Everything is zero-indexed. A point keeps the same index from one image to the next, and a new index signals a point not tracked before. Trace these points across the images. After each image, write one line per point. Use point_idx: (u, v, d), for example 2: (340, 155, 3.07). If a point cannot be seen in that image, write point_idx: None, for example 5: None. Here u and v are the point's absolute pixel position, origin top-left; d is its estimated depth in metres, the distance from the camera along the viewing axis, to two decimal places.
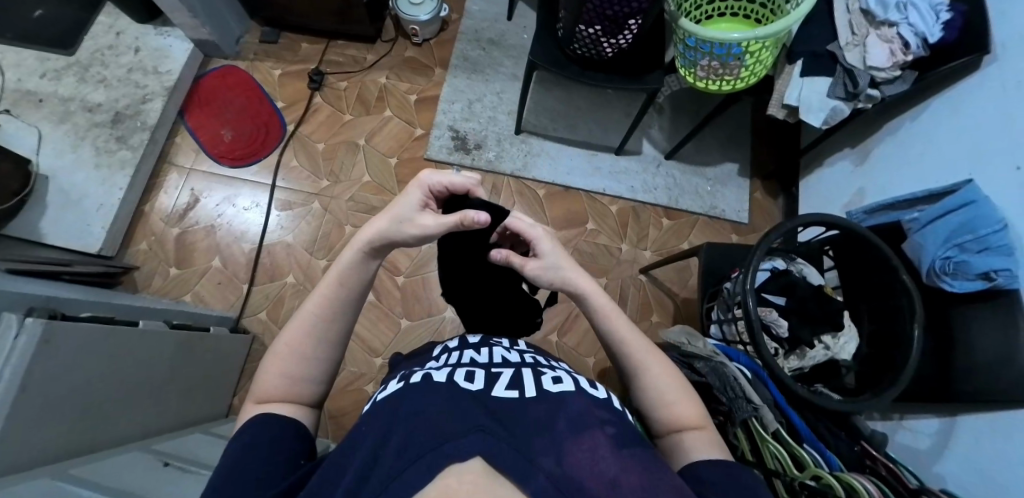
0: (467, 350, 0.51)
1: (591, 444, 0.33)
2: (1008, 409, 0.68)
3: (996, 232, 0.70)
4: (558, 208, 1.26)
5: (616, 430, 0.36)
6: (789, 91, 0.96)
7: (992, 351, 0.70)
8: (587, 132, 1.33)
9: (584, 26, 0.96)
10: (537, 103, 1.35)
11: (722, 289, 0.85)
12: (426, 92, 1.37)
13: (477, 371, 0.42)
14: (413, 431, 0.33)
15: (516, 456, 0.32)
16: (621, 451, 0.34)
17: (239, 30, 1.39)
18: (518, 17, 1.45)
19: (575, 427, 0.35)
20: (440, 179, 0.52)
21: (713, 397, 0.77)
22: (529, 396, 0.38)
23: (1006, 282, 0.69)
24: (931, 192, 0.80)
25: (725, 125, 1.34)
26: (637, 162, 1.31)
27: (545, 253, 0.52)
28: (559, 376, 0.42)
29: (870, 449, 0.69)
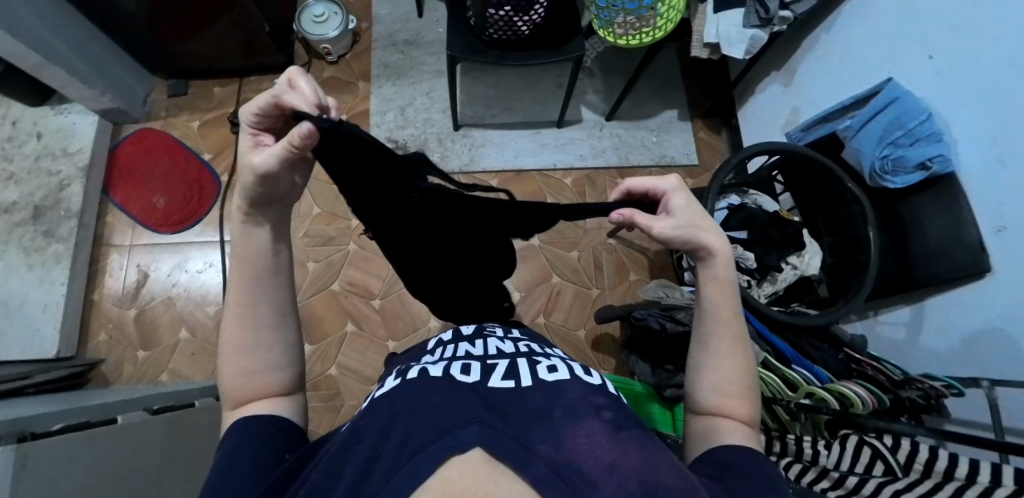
0: (462, 343, 0.51)
1: (588, 428, 0.33)
2: (966, 285, 0.72)
3: (923, 122, 0.73)
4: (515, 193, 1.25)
5: (614, 413, 0.36)
6: (707, 29, 0.98)
7: (941, 236, 0.73)
8: (526, 112, 1.32)
9: (495, 9, 0.94)
10: (469, 94, 1.32)
11: None
12: (355, 109, 1.33)
13: (473, 364, 0.42)
14: (412, 426, 0.32)
15: (515, 444, 0.30)
16: (619, 432, 0.33)
17: (144, 88, 1.31)
18: (429, 12, 1.41)
19: (572, 414, 0.34)
20: (249, 108, 0.37)
21: None
22: (526, 386, 0.38)
23: (942, 168, 0.72)
24: (857, 98, 0.82)
25: (656, 74, 1.35)
26: (580, 130, 1.31)
27: (676, 208, 0.43)
28: (555, 365, 0.43)
29: (854, 353, 0.73)
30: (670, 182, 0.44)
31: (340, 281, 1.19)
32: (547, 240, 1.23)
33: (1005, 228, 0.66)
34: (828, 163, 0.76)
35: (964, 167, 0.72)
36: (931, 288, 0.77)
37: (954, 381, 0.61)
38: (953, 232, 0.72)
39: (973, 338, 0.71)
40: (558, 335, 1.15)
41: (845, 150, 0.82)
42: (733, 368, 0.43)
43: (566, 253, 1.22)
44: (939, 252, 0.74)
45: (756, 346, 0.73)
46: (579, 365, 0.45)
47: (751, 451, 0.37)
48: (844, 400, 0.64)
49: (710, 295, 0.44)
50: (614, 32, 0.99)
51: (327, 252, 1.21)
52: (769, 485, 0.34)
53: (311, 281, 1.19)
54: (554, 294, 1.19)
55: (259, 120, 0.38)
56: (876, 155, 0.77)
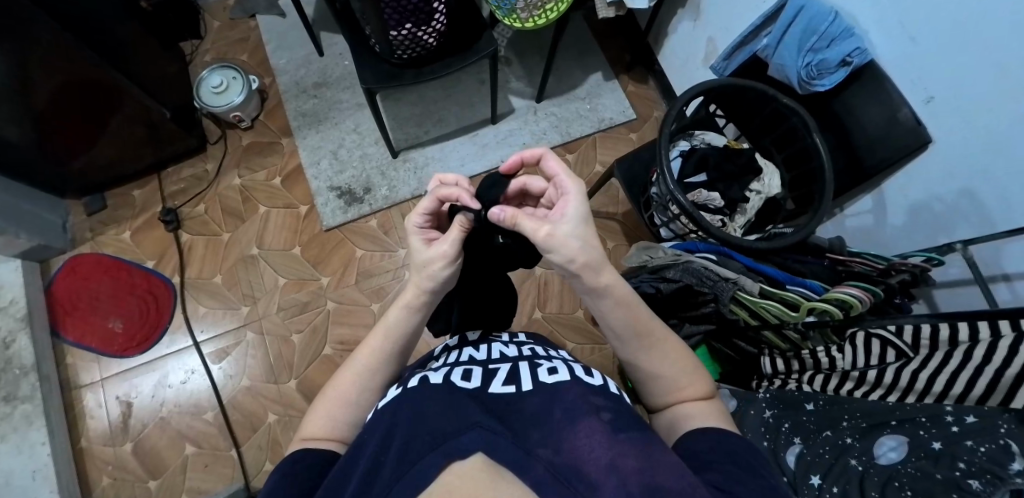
0: (466, 348, 0.52)
1: (587, 429, 0.34)
2: (915, 158, 0.75)
3: (833, 22, 0.75)
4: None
5: (613, 414, 0.37)
6: None
7: (877, 121, 0.76)
8: (457, 118, 1.30)
9: (396, 30, 0.91)
10: (396, 117, 1.29)
11: (652, 196, 0.87)
12: (288, 167, 1.27)
13: (474, 369, 0.44)
14: (414, 433, 0.34)
15: (515, 449, 0.33)
16: (617, 435, 0.34)
17: (59, 216, 1.22)
18: (329, 47, 1.36)
19: (571, 415, 0.36)
20: (420, 213, 0.50)
21: (693, 295, 0.79)
22: (526, 390, 0.41)
23: (862, 59, 0.75)
24: (767, 15, 0.84)
25: (570, 43, 1.35)
26: (515, 120, 1.30)
27: (569, 211, 0.43)
28: (556, 367, 0.44)
29: (837, 256, 0.74)
30: (574, 185, 0.45)
31: (331, 343, 1.15)
32: None
33: (933, 98, 0.69)
34: (756, 87, 0.78)
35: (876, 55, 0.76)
36: (886, 171, 0.80)
37: (930, 254, 0.64)
38: (886, 117, 0.75)
39: (930, 209, 0.75)
40: (559, 326, 1.16)
41: (770, 64, 0.83)
42: (673, 362, 0.46)
43: None
44: (875, 138, 0.77)
45: (750, 280, 0.73)
46: (582, 365, 0.46)
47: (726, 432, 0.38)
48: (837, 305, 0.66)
49: (618, 319, 0.46)
50: (518, 18, 0.98)
51: (307, 318, 1.17)
52: (755, 472, 0.33)
53: (300, 353, 1.15)
54: (543, 284, 1.19)
55: (426, 221, 0.50)
56: (801, 64, 0.78)
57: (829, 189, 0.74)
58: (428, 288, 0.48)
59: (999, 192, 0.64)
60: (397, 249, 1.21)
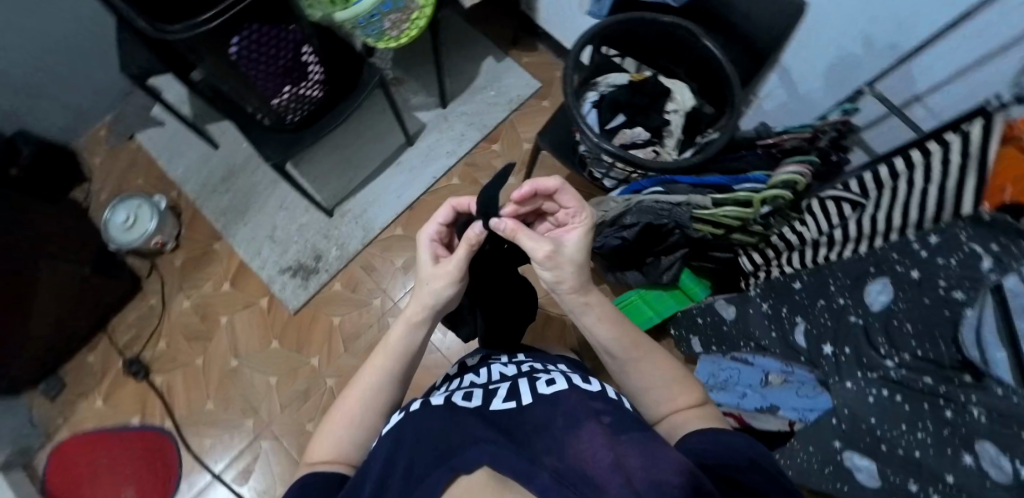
0: (466, 375, 0.57)
1: (589, 432, 0.37)
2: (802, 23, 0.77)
3: None
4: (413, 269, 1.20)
5: (613, 418, 0.40)
6: None
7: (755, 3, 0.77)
8: (374, 153, 1.27)
9: (278, 97, 0.91)
10: (316, 175, 1.25)
11: (583, 154, 0.87)
12: (231, 268, 1.22)
13: (477, 392, 0.49)
14: (420, 452, 0.37)
15: (522, 462, 0.32)
16: (619, 436, 0.37)
17: (21, 414, 1.14)
18: (220, 136, 1.31)
19: (574, 420, 0.39)
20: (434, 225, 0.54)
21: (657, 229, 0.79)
22: (526, 402, 0.45)
23: None
24: None
25: (451, 40, 1.34)
26: (431, 133, 1.29)
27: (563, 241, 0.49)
28: (553, 378, 0.50)
29: (767, 141, 0.76)
30: None
31: None
32: None
33: None
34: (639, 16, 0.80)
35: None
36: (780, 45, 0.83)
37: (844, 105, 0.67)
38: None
39: (833, 63, 0.78)
40: (552, 305, 1.18)
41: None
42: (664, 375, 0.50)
43: None
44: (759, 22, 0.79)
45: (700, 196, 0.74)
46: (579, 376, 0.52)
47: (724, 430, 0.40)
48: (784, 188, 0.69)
49: (605, 337, 0.51)
50: (389, 37, 0.96)
51: (313, 403, 1.14)
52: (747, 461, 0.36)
53: None
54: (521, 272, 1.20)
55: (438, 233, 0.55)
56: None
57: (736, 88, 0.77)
58: (426, 306, 0.52)
59: (885, 24, 0.66)
60: (371, 301, 1.18)
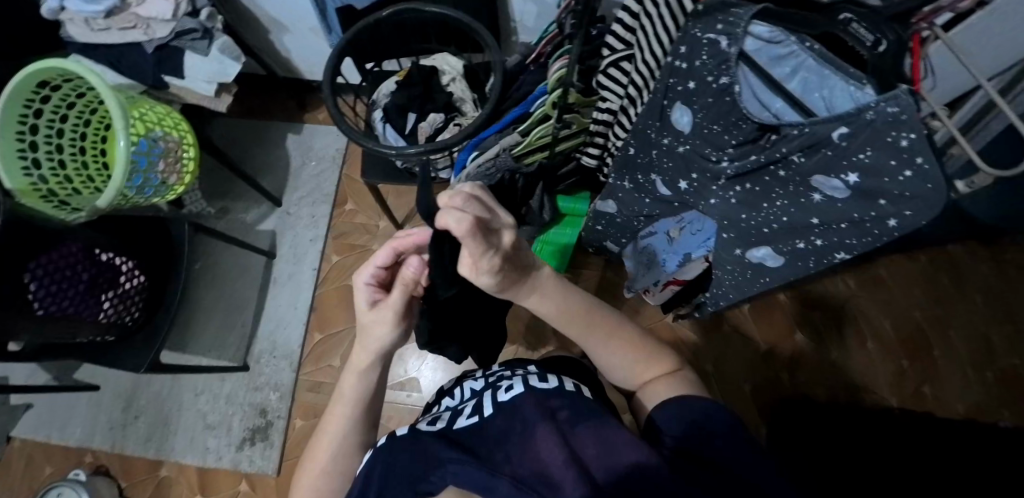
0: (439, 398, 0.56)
1: (545, 432, 0.38)
2: None
3: None
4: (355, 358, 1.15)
5: (569, 413, 0.41)
6: (196, 88, 1.00)
7: None
8: (247, 287, 1.20)
9: (104, 309, 0.85)
10: (206, 345, 1.16)
11: (404, 167, 0.86)
12: (193, 481, 1.10)
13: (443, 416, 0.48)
14: (393, 487, 0.37)
15: (482, 474, 0.35)
16: (576, 428, 0.39)
17: None
18: (96, 376, 1.19)
19: (530, 424, 0.39)
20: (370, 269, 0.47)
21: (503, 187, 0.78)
22: (488, 414, 0.44)
23: None
24: None
25: (245, 145, 1.29)
26: (285, 233, 1.24)
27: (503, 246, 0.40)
28: (513, 383, 0.47)
29: (535, 52, 0.76)
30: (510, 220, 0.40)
31: None
32: None
33: None
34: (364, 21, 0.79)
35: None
36: None
37: None
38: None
39: None
40: None
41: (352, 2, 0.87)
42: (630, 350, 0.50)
43: None
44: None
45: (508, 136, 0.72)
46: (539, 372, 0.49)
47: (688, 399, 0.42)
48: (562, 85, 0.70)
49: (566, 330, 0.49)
50: (173, 184, 0.98)
51: None
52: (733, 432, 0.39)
53: None
54: None
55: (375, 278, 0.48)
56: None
57: (483, 30, 0.80)
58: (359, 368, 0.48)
59: None
60: None
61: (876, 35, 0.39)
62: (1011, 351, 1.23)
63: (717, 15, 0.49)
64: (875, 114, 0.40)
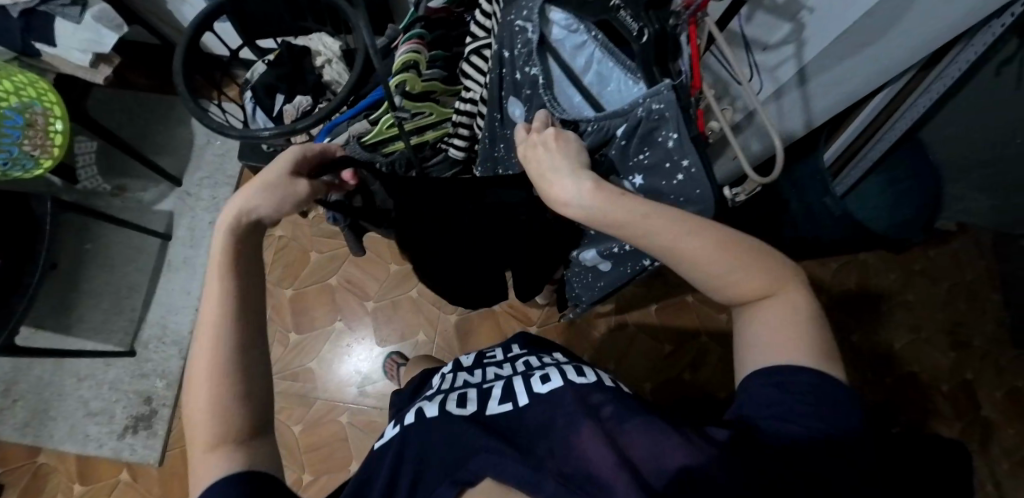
0: (463, 376, 0.63)
1: (585, 429, 0.38)
2: None
3: None
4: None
5: (611, 408, 0.42)
6: (72, 59, 0.94)
7: None
8: (139, 271, 1.15)
9: None
10: (90, 328, 1.11)
11: (272, 151, 0.82)
12: (71, 470, 1.04)
13: (471, 395, 0.51)
14: (432, 460, 0.41)
15: (522, 466, 0.36)
16: (624, 424, 0.39)
17: None
18: None
19: (568, 419, 0.41)
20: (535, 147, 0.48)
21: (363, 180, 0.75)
22: (522, 403, 0.47)
23: None
24: None
25: (145, 121, 1.23)
26: (184, 215, 1.19)
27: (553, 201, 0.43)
28: (547, 376, 0.51)
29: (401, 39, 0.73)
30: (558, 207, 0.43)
31: None
32: (294, 278, 1.18)
33: None
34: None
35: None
36: None
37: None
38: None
39: None
40: (396, 290, 1.18)
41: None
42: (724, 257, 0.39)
43: (310, 263, 1.19)
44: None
45: (359, 124, 0.69)
46: (572, 368, 0.54)
47: (795, 366, 0.36)
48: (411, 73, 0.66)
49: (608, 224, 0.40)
50: (40, 158, 0.90)
51: None
52: (830, 409, 0.34)
53: None
54: (347, 281, 1.18)
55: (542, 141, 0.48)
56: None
57: (351, 8, 0.75)
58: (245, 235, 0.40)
59: None
60: None
61: (640, 26, 0.36)
62: (905, 359, 1.30)
63: (523, 0, 0.46)
64: (645, 116, 0.38)
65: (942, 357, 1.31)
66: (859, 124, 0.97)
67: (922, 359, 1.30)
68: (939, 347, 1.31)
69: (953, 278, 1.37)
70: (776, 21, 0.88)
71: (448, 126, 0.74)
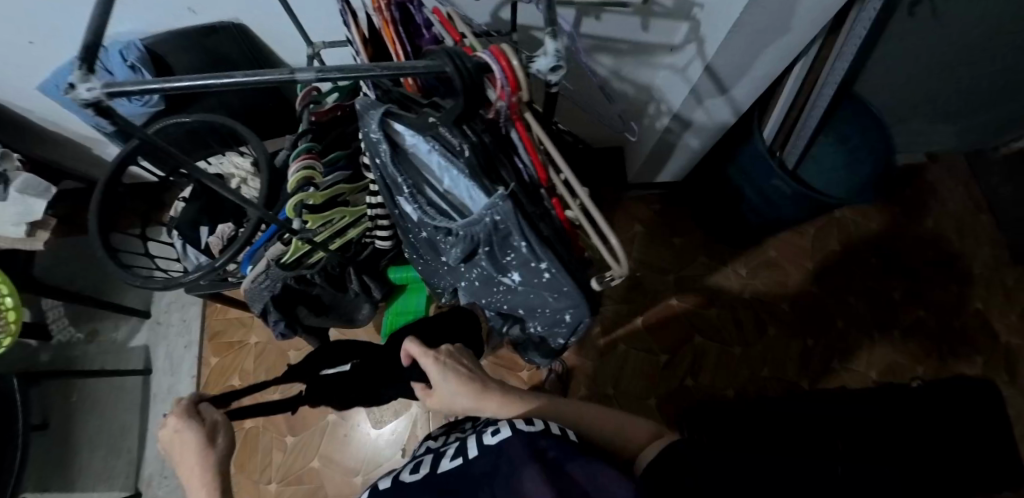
0: (433, 440, 0.66)
1: (528, 473, 0.43)
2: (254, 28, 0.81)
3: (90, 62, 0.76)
4: (247, 462, 1.11)
5: (554, 450, 0.46)
6: (9, 234, 0.95)
7: (213, 44, 0.80)
8: (127, 410, 1.15)
9: None
10: (91, 479, 1.10)
11: (210, 281, 0.82)
12: None
13: (432, 459, 0.55)
14: None
15: None
16: (567, 465, 0.44)
17: None
18: None
19: (515, 467, 0.45)
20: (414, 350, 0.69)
21: (296, 292, 0.76)
22: (473, 456, 0.51)
23: (137, 55, 0.76)
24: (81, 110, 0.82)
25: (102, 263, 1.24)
26: (159, 345, 1.20)
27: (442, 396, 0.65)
28: (497, 425, 0.53)
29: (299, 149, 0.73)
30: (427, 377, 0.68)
31: None
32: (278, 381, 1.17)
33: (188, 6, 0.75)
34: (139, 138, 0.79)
35: (131, 35, 0.80)
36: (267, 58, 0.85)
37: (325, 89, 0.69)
38: (191, 54, 0.80)
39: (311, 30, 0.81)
40: None
41: (122, 123, 0.84)
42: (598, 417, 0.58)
43: (289, 361, 1.18)
44: (219, 60, 0.83)
45: (274, 247, 0.68)
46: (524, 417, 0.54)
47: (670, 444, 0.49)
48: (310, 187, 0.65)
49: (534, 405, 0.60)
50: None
51: None
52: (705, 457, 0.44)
53: None
54: None
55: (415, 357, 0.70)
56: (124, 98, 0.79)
57: (247, 128, 0.75)
58: None
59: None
60: None
61: (459, 139, 0.33)
62: (908, 305, 1.26)
63: (364, 118, 0.44)
64: (492, 223, 0.36)
65: (946, 294, 1.27)
66: (787, 96, 0.96)
67: (926, 302, 1.26)
68: (940, 285, 1.27)
69: (935, 211, 1.34)
70: (673, 24, 0.85)
71: (366, 220, 0.74)
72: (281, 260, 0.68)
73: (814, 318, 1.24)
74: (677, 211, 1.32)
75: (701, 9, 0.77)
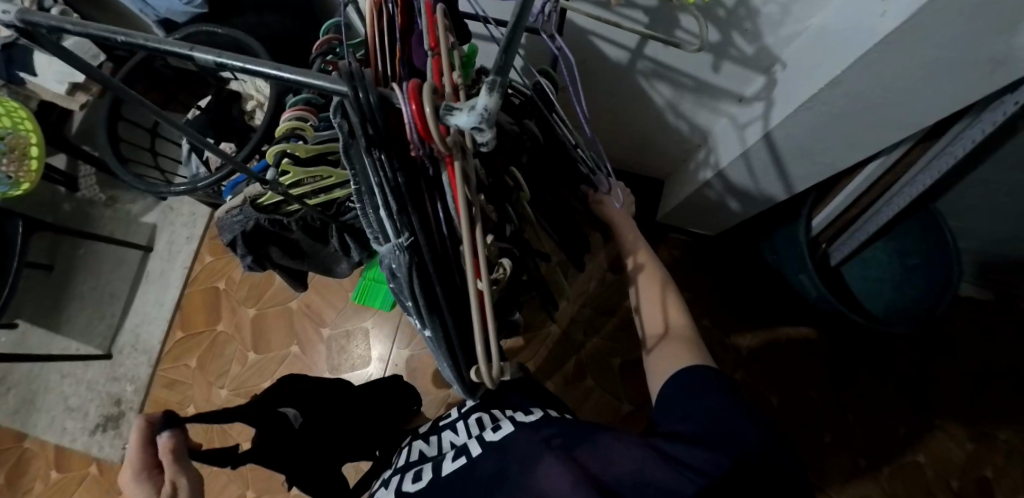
0: (420, 443, 0.61)
1: (547, 466, 0.43)
2: None
3: None
4: (209, 364, 1.16)
5: (562, 437, 0.46)
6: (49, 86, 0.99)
7: None
8: (119, 280, 1.22)
9: None
10: (74, 329, 1.18)
11: (200, 193, 0.82)
12: (48, 458, 1.12)
13: (423, 467, 0.54)
14: None
15: None
16: (573, 453, 0.44)
17: None
18: None
19: (526, 464, 0.45)
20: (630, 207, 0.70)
21: (271, 233, 0.75)
22: (477, 454, 0.50)
23: None
24: None
25: None
26: (164, 229, 1.26)
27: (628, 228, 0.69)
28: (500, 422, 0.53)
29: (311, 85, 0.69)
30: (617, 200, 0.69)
31: None
32: (257, 299, 1.20)
33: None
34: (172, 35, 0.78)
35: None
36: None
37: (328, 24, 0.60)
38: None
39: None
40: (350, 320, 1.17)
41: (164, 16, 0.83)
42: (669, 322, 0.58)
43: (273, 284, 1.20)
44: None
45: (253, 187, 0.67)
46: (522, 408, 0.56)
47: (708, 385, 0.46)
48: (296, 139, 0.63)
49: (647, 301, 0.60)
50: (18, 178, 0.96)
51: None
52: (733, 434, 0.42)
53: None
54: (304, 306, 1.18)
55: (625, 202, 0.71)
56: None
57: (268, 56, 0.72)
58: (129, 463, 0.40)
59: None
60: (185, 410, 1.12)
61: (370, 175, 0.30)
62: (911, 445, 1.13)
63: None
64: (393, 267, 0.32)
65: (959, 447, 1.13)
66: (852, 189, 0.83)
67: (933, 448, 1.13)
68: (954, 436, 1.14)
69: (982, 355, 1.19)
70: (748, 74, 0.74)
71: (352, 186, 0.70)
72: (258, 201, 0.68)
73: (801, 423, 1.14)
74: (697, 263, 1.23)
75: (783, 68, 0.68)
